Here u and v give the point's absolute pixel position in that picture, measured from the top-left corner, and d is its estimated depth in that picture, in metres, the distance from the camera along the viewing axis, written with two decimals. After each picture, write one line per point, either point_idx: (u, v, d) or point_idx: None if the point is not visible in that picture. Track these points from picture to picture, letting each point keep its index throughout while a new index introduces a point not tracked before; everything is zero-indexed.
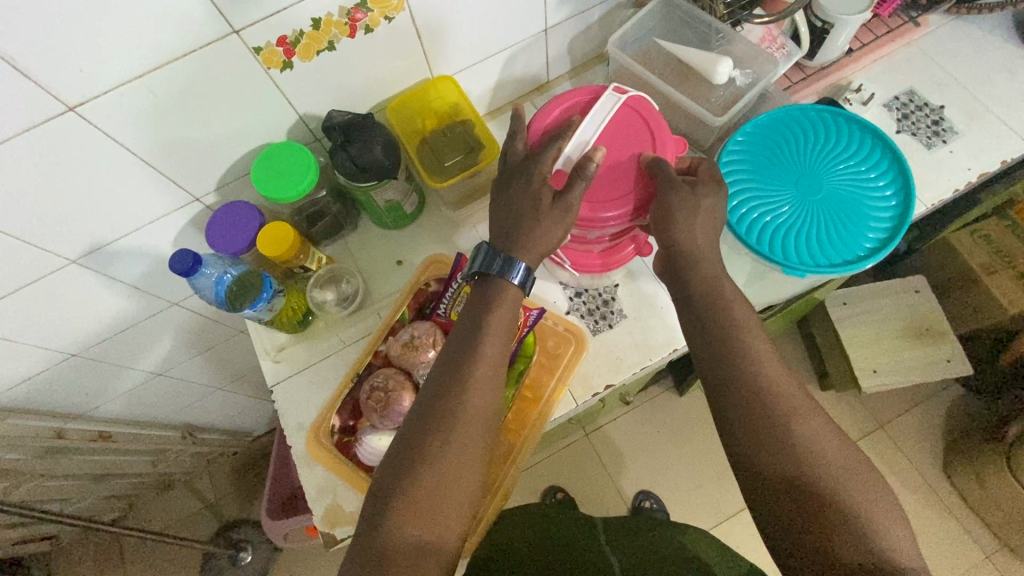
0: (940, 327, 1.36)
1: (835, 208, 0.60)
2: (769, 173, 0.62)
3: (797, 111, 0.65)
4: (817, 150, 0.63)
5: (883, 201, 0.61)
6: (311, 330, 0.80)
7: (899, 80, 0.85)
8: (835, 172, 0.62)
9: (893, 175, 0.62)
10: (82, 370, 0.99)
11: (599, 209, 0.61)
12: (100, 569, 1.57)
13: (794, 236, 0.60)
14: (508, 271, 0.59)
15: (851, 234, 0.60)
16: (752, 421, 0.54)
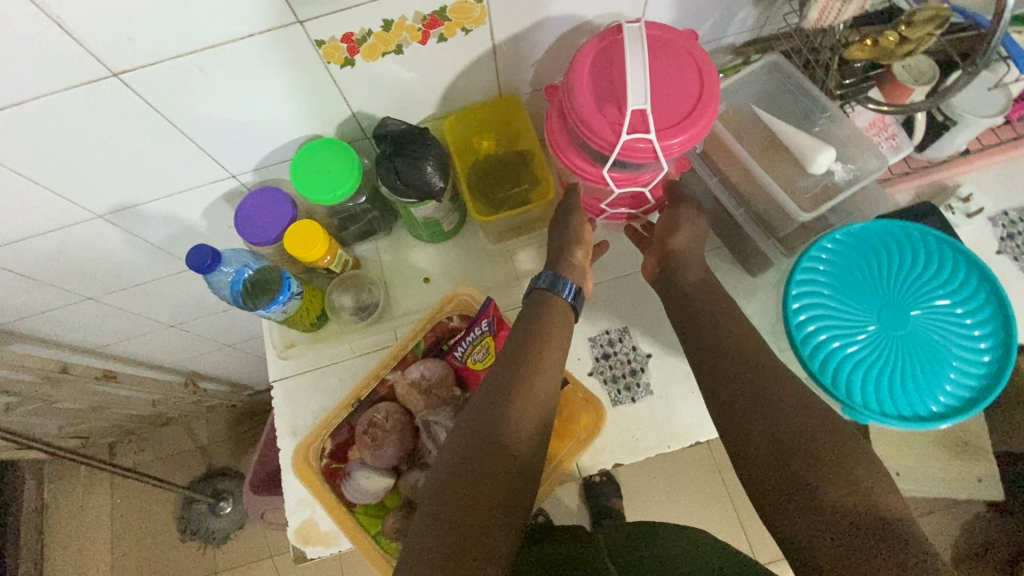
0: (978, 443, 1.27)
1: (914, 351, 0.54)
2: (849, 293, 0.56)
3: (898, 230, 0.58)
4: (911, 277, 0.57)
5: (972, 355, 0.54)
6: (323, 332, 0.77)
7: (1013, 193, 0.75)
8: (925, 308, 0.56)
9: (995, 327, 0.55)
10: (96, 312, 0.98)
11: (682, 133, 0.55)
12: (89, 486, 1.62)
13: (864, 371, 0.54)
14: (557, 286, 0.64)
15: (927, 385, 0.53)
16: (754, 390, 0.55)
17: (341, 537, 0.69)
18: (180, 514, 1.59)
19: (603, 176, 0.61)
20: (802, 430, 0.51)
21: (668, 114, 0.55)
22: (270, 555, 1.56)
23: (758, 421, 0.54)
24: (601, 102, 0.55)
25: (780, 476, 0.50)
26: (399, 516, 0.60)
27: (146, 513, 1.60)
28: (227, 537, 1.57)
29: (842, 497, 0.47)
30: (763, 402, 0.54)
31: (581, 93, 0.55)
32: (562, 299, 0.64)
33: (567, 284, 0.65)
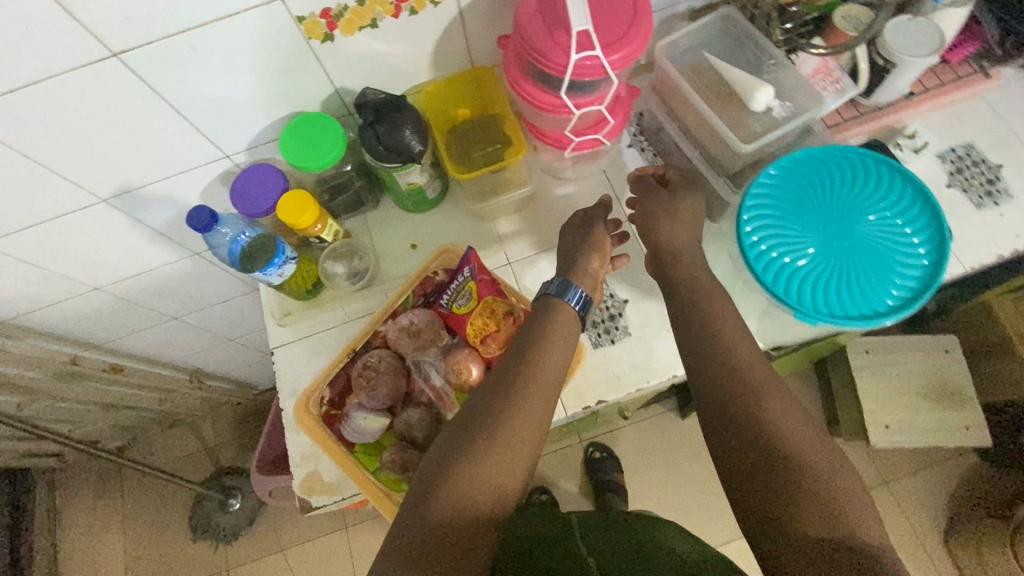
0: (962, 392, 1.32)
1: (860, 259, 0.60)
2: (797, 214, 0.62)
3: (836, 152, 0.64)
4: (854, 196, 0.63)
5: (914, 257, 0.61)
6: (318, 299, 0.82)
7: (958, 132, 0.80)
8: (867, 221, 0.62)
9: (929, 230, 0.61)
10: (102, 304, 1.03)
11: (624, 47, 0.60)
12: (101, 490, 1.66)
13: (814, 283, 0.60)
14: (565, 291, 0.64)
15: (873, 287, 0.60)
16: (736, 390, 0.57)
17: (343, 486, 0.72)
18: (190, 512, 1.63)
19: (564, 103, 0.66)
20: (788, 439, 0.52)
21: (609, 33, 0.61)
22: (280, 549, 1.60)
23: (738, 439, 0.54)
24: (550, 31, 0.61)
25: (759, 490, 0.51)
26: (396, 451, 0.64)
27: (157, 513, 1.64)
28: (237, 533, 1.61)
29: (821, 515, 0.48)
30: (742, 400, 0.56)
31: (530, 24, 0.61)
32: (568, 306, 0.63)
33: (575, 291, 0.64)
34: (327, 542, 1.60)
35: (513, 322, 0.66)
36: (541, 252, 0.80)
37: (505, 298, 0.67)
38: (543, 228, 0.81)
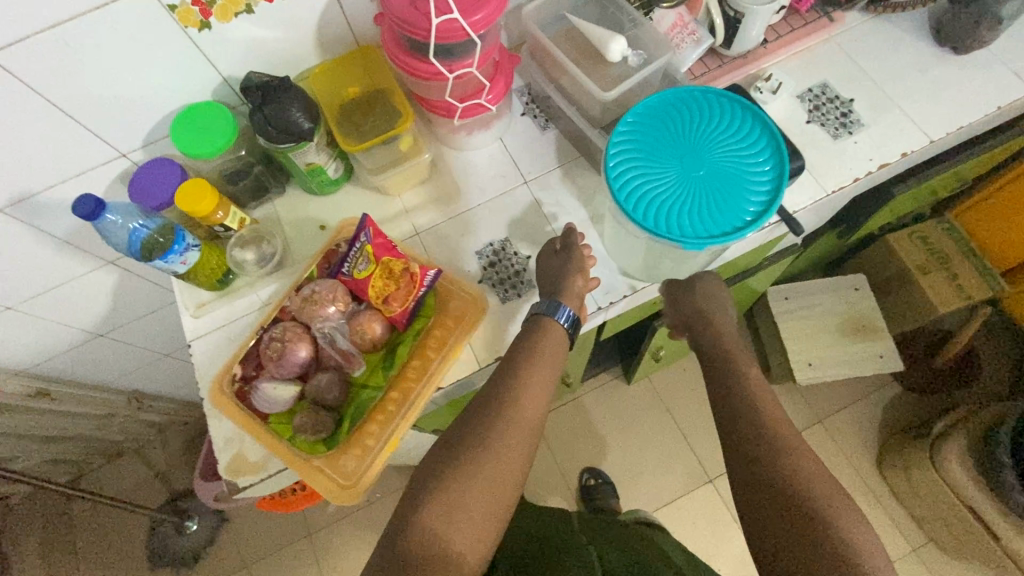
0: (874, 324, 1.43)
1: (715, 187, 0.66)
2: (657, 155, 0.68)
3: (683, 94, 0.71)
4: (705, 131, 0.69)
5: (762, 175, 0.67)
6: (232, 288, 0.83)
7: (813, 73, 0.88)
8: (718, 153, 0.68)
9: (771, 150, 0.68)
10: (17, 325, 1.01)
11: (480, 10, 0.66)
12: (47, 532, 1.60)
13: (677, 211, 0.66)
14: (555, 311, 0.69)
15: (729, 209, 0.66)
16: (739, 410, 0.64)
17: (268, 463, 0.73)
18: (147, 541, 1.59)
19: (439, 70, 0.70)
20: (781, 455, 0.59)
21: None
22: (244, 565, 1.58)
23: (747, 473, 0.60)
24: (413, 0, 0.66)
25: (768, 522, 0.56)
26: (307, 415, 0.66)
27: (111, 548, 1.59)
28: (198, 556, 1.58)
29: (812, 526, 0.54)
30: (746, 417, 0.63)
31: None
32: (557, 324, 0.69)
33: (563, 310, 0.70)
34: (292, 552, 1.59)
35: (410, 278, 0.69)
36: (446, 219, 0.84)
37: (400, 257, 0.70)
38: (446, 197, 0.85)
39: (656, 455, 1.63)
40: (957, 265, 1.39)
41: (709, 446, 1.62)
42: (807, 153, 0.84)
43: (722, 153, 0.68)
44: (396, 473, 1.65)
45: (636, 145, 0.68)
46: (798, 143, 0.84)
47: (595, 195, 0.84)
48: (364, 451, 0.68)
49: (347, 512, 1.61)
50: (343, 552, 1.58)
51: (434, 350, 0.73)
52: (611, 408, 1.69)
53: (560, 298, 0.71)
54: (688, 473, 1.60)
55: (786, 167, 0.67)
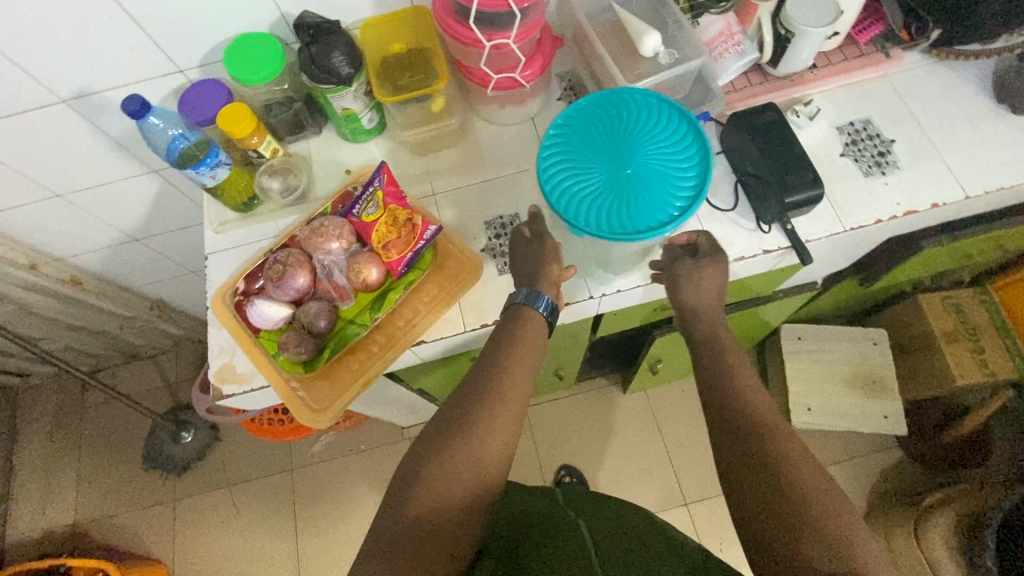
0: (885, 382, 1.39)
1: (642, 184, 0.68)
2: (586, 153, 0.69)
3: (619, 94, 0.72)
4: (635, 130, 0.70)
5: (687, 177, 0.68)
6: (254, 212, 0.88)
7: (858, 107, 0.87)
8: (647, 151, 0.69)
9: (700, 153, 0.69)
10: (65, 213, 1.10)
11: None
12: (60, 414, 1.73)
13: (600, 207, 0.67)
14: (533, 300, 0.69)
15: (652, 206, 0.67)
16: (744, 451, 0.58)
17: (253, 376, 0.74)
18: (145, 442, 1.70)
19: (476, 38, 0.73)
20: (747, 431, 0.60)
21: None
22: (226, 484, 1.66)
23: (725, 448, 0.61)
24: None
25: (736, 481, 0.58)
26: (294, 336, 0.70)
27: (112, 440, 1.71)
28: (187, 466, 1.67)
29: (823, 556, 0.51)
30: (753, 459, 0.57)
31: None
32: (537, 314, 0.69)
33: (543, 299, 0.69)
34: (272, 482, 1.67)
35: (411, 229, 0.72)
36: (465, 186, 0.86)
37: (406, 207, 0.73)
38: (468, 165, 0.88)
39: (637, 468, 1.62)
40: (986, 339, 1.33)
41: (692, 470, 1.60)
42: (834, 186, 0.82)
43: (651, 154, 0.69)
44: (384, 430, 1.70)
45: (567, 141, 0.70)
46: (826, 175, 0.83)
47: None
48: (340, 382, 0.72)
49: (330, 456, 1.67)
50: (319, 492, 1.64)
51: (424, 303, 0.76)
52: (602, 412, 1.69)
53: (539, 287, 0.70)
54: (665, 492, 1.59)
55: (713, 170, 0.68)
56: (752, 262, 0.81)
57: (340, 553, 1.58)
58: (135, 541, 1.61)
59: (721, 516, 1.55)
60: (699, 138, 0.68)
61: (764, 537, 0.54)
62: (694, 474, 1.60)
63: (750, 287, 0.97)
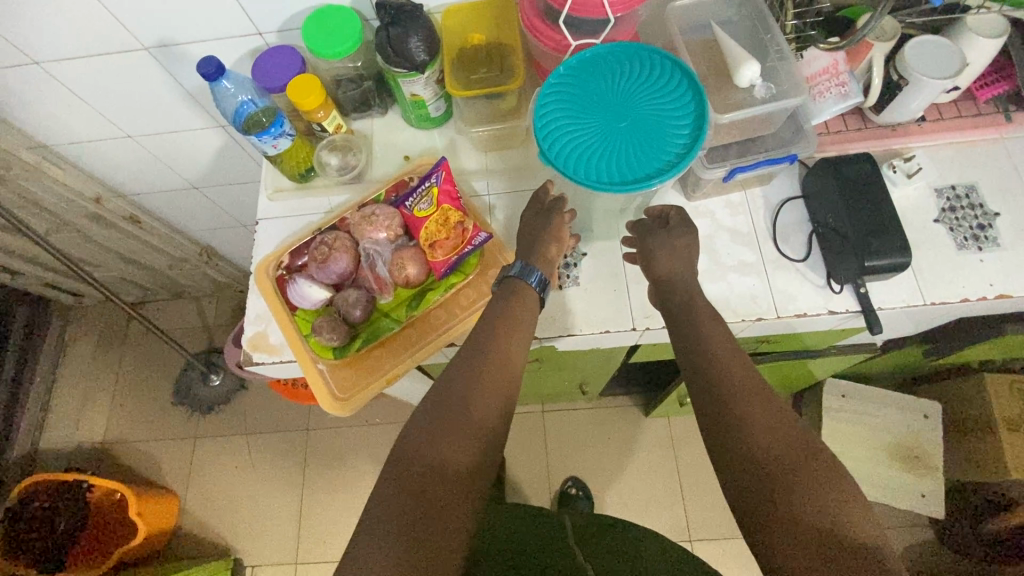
0: (928, 458, 1.30)
1: (631, 138, 0.64)
2: (579, 105, 0.65)
3: (598, 49, 0.67)
4: (627, 84, 0.65)
5: (683, 121, 0.64)
6: (309, 184, 0.88)
7: (964, 171, 0.78)
8: (639, 106, 0.65)
9: (690, 97, 0.65)
10: (132, 153, 1.13)
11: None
12: (104, 337, 1.81)
13: (600, 161, 0.63)
14: (526, 274, 0.68)
15: (653, 155, 0.63)
16: (756, 463, 0.53)
17: (285, 349, 0.74)
18: (176, 377, 1.77)
19: (566, 44, 0.71)
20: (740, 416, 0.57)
21: None
22: (245, 432, 1.72)
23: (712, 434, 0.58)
24: None
25: (725, 458, 0.55)
26: (328, 321, 0.69)
27: (147, 370, 1.78)
28: (211, 408, 1.74)
29: (819, 518, 0.49)
30: (770, 478, 0.52)
31: None
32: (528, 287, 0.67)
33: (534, 273, 0.68)
34: (287, 438, 1.71)
35: (460, 231, 0.70)
36: (522, 192, 0.83)
37: (459, 208, 0.71)
38: (528, 170, 0.85)
39: (646, 492, 1.58)
40: None
41: (702, 506, 1.56)
42: (921, 254, 0.75)
43: (645, 107, 0.65)
44: (401, 407, 1.72)
45: (557, 99, 0.65)
46: (913, 240, 0.76)
47: None
48: (366, 373, 0.71)
49: (347, 424, 1.70)
50: (331, 456, 1.68)
51: (460, 309, 0.72)
52: (620, 430, 1.65)
53: (533, 264, 0.69)
54: (671, 523, 1.55)
55: (707, 110, 0.64)
56: (813, 321, 0.75)
57: (340, 518, 1.62)
58: (155, 469, 1.68)
59: (726, 557, 1.50)
60: (687, 82, 0.64)
61: (754, 500, 0.52)
62: (704, 512, 1.55)
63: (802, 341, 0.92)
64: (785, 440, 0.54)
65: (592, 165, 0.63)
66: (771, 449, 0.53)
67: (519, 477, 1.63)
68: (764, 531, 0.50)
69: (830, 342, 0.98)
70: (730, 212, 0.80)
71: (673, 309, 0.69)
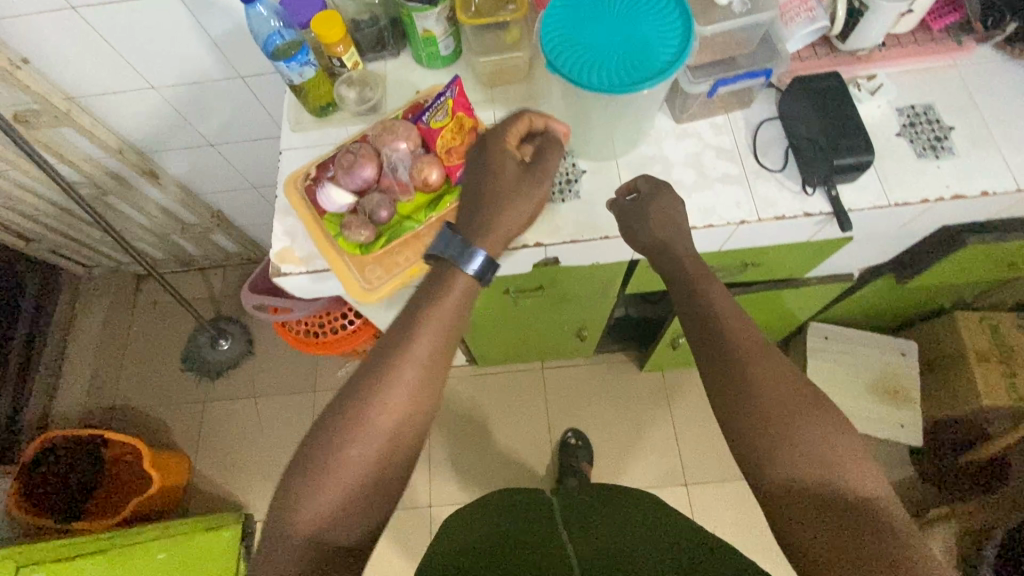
0: (906, 392, 1.39)
1: (628, 49, 0.71)
2: (582, 19, 0.73)
3: None
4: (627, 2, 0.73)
5: (674, 36, 0.72)
6: (329, 118, 0.95)
7: (923, 92, 0.88)
8: (636, 21, 0.72)
9: (681, 16, 0.72)
10: (155, 106, 1.19)
11: None
12: (114, 307, 1.86)
13: (598, 66, 0.71)
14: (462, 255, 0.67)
15: (646, 63, 0.70)
16: (767, 414, 0.61)
17: (314, 259, 0.80)
18: (185, 344, 1.82)
19: None
20: (745, 346, 0.65)
21: None
22: (253, 395, 1.77)
23: (725, 388, 0.65)
24: None
25: (740, 419, 0.63)
26: (355, 219, 0.76)
27: (157, 338, 1.83)
28: (220, 372, 1.79)
29: (816, 463, 0.59)
30: (778, 424, 0.61)
31: None
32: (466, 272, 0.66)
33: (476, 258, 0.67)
34: (294, 400, 1.76)
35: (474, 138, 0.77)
36: (526, 118, 0.92)
37: (473, 118, 0.79)
38: (531, 99, 0.93)
39: (642, 443, 1.65)
40: (1020, 364, 1.31)
41: (696, 453, 1.63)
42: (886, 162, 0.84)
43: (641, 22, 0.72)
44: None
45: (564, 14, 0.73)
46: (879, 150, 0.84)
47: (666, 138, 0.89)
48: (392, 268, 0.78)
49: None
50: None
51: None
52: (616, 385, 1.72)
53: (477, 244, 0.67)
54: (665, 470, 1.62)
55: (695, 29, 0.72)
56: (790, 224, 0.84)
57: None
58: (166, 431, 1.73)
59: (718, 501, 1.57)
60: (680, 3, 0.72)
61: (764, 453, 0.61)
62: (698, 458, 1.62)
63: (782, 260, 1.01)
64: (791, 393, 0.62)
65: (590, 69, 0.70)
66: (779, 403, 0.62)
67: (520, 431, 1.70)
68: (774, 475, 0.59)
69: (807, 268, 1.07)
70: (715, 131, 0.88)
71: (668, 206, 0.77)
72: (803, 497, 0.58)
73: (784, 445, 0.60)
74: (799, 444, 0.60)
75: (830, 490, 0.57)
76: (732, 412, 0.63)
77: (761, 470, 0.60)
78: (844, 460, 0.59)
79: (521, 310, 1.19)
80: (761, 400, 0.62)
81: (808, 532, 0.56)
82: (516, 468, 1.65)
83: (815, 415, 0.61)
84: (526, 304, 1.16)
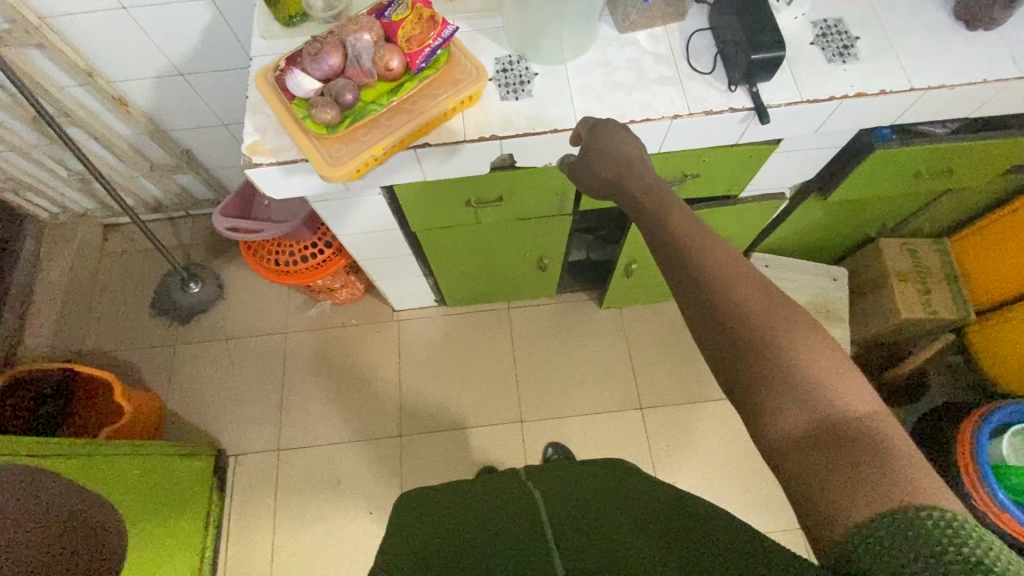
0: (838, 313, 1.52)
1: None
2: None
3: None
4: None
5: None
6: (298, 28, 1.01)
7: (833, 9, 0.99)
8: None
9: None
10: (125, 29, 1.23)
11: None
12: (81, 254, 1.86)
13: None
14: None
15: None
16: (752, 338, 0.58)
17: (283, 151, 0.88)
18: (156, 288, 1.85)
19: None
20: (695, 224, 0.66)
21: None
22: (224, 337, 1.80)
23: (704, 320, 0.62)
24: None
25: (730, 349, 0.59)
26: (320, 101, 0.83)
27: (127, 285, 1.86)
28: (191, 316, 1.82)
29: (811, 394, 0.55)
30: (765, 349, 0.57)
31: None
32: None
33: None
34: (263, 342, 1.80)
35: (430, 26, 0.86)
36: (483, 29, 0.99)
37: (429, 10, 0.87)
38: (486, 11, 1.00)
39: (602, 375, 1.75)
40: (934, 282, 1.46)
41: (651, 382, 1.74)
42: (800, 66, 0.95)
43: None
44: (374, 310, 1.84)
45: None
46: (795, 56, 0.96)
47: (609, 46, 0.98)
48: (357, 147, 0.86)
49: (324, 326, 1.81)
50: (308, 356, 1.78)
51: (433, 98, 0.88)
52: (578, 321, 1.82)
53: None
54: (622, 398, 1.72)
55: None
56: (718, 119, 0.94)
57: (318, 410, 1.72)
58: (136, 373, 1.75)
59: (671, 423, 1.69)
60: None
61: (754, 385, 0.57)
62: (653, 387, 1.73)
63: (721, 169, 1.10)
64: (773, 311, 0.59)
65: None
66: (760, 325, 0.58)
67: (486, 367, 1.78)
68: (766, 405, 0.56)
69: (743, 183, 1.17)
70: (652, 40, 0.98)
71: None
72: (798, 419, 0.55)
73: (769, 368, 0.57)
74: (789, 372, 0.56)
75: (820, 411, 0.54)
76: (713, 337, 0.61)
77: (752, 406, 0.57)
78: (827, 377, 0.55)
79: (485, 228, 1.25)
80: (739, 318, 0.59)
81: (801, 458, 0.54)
82: (483, 400, 1.73)
83: (797, 329, 0.58)
84: (489, 220, 1.23)
